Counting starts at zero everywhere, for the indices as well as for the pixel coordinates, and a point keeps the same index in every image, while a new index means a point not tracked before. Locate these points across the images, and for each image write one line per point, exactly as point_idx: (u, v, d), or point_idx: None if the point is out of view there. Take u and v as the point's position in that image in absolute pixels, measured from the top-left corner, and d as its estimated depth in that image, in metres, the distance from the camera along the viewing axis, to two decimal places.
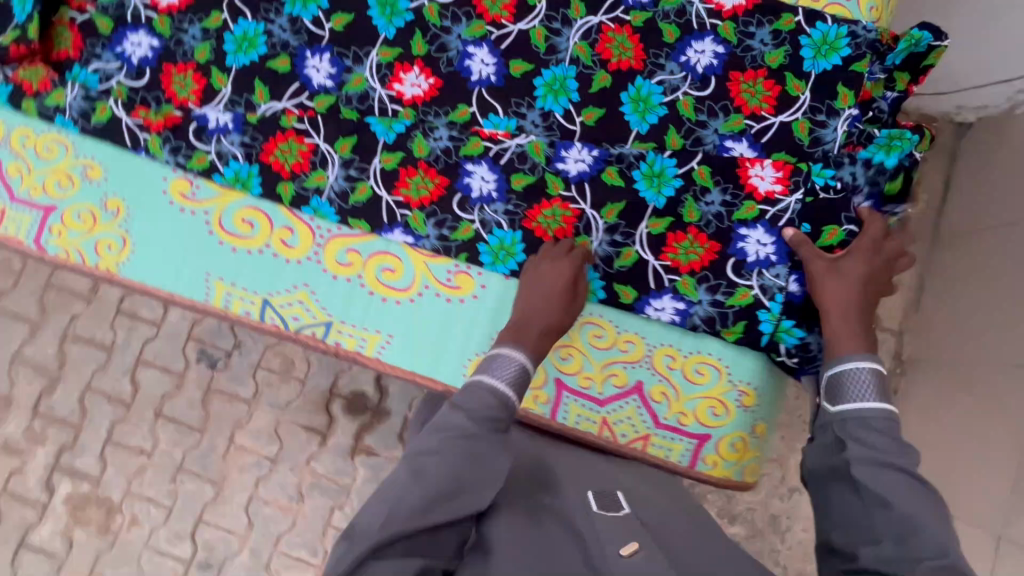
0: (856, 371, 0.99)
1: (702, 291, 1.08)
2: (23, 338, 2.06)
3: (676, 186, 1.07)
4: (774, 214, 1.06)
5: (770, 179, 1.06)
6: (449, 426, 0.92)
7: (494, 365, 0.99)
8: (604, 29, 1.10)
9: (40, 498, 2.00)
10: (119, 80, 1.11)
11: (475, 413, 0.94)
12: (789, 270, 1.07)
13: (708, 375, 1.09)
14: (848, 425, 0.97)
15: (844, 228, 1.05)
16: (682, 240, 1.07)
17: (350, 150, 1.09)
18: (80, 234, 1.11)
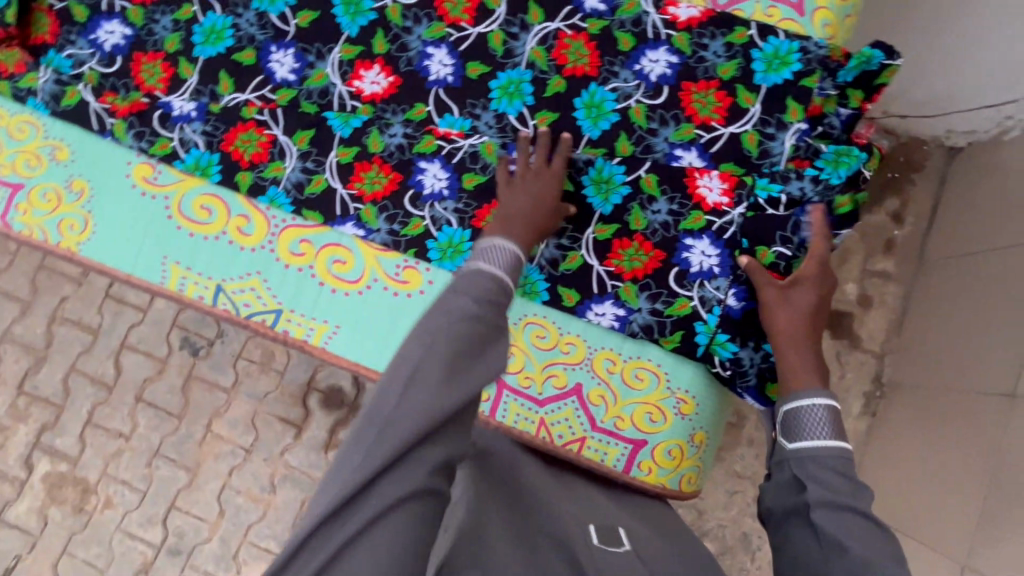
0: (812, 408, 0.97)
1: (642, 299, 1.12)
2: (14, 317, 2.10)
3: (623, 194, 1.11)
4: (719, 226, 1.09)
5: (717, 191, 1.09)
6: (454, 309, 0.83)
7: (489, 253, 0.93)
8: (561, 35, 1.12)
9: (19, 475, 2.03)
10: (91, 66, 1.17)
11: (478, 295, 0.86)
12: (730, 283, 1.09)
13: (647, 381, 1.12)
14: (807, 465, 0.95)
15: (776, 249, 1.07)
16: (627, 246, 1.11)
17: (307, 142, 1.14)
18: (44, 213, 1.15)
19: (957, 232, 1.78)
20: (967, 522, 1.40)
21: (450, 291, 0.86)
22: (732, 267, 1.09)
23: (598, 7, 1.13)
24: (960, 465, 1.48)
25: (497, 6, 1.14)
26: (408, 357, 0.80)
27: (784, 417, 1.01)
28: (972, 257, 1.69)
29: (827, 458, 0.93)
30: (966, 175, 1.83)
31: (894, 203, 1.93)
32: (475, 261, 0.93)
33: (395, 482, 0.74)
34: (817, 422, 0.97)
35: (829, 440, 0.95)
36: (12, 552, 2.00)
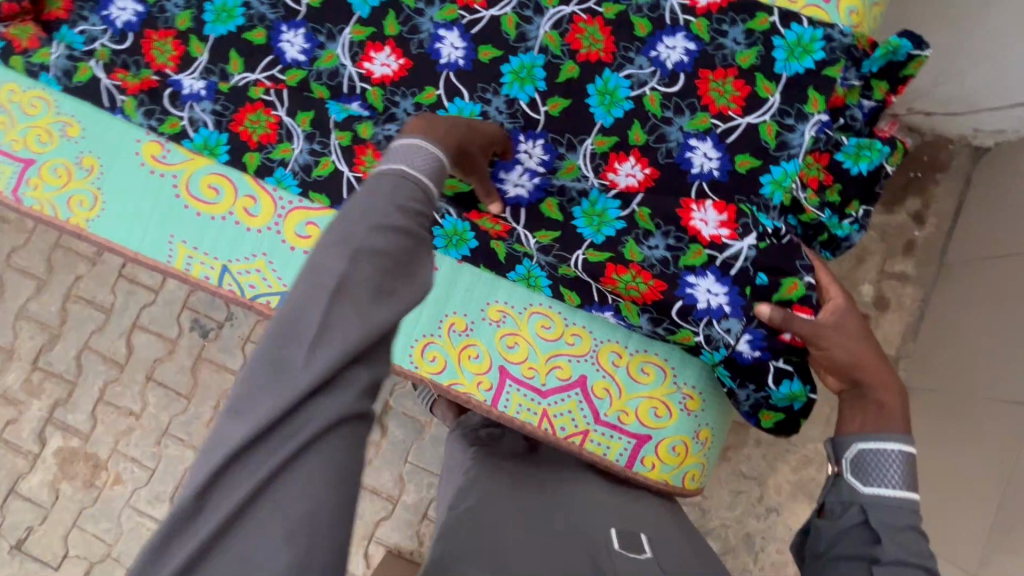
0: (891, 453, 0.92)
1: (643, 318, 1.08)
2: (30, 294, 2.14)
3: (618, 229, 1.06)
4: (723, 261, 1.02)
5: (713, 224, 1.04)
6: (376, 213, 0.72)
7: (411, 156, 0.79)
8: (576, 19, 1.10)
9: (32, 449, 2.07)
10: (103, 43, 1.17)
11: (394, 197, 0.74)
12: (743, 327, 1.01)
13: (653, 375, 1.11)
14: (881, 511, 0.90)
15: (804, 279, 1.00)
16: (623, 273, 1.05)
17: (309, 124, 1.12)
18: (54, 188, 1.15)
19: (981, 235, 1.73)
20: (980, 531, 1.36)
21: (367, 192, 0.73)
22: (745, 308, 1.01)
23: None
24: (976, 473, 1.44)
25: None
26: (328, 266, 0.68)
27: (861, 457, 0.94)
28: (995, 260, 1.64)
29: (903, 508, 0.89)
30: (991, 176, 1.77)
31: (915, 203, 1.87)
32: (392, 162, 0.79)
33: (324, 408, 0.64)
34: (893, 467, 0.92)
35: (903, 492, 0.91)
36: (24, 523, 2.04)
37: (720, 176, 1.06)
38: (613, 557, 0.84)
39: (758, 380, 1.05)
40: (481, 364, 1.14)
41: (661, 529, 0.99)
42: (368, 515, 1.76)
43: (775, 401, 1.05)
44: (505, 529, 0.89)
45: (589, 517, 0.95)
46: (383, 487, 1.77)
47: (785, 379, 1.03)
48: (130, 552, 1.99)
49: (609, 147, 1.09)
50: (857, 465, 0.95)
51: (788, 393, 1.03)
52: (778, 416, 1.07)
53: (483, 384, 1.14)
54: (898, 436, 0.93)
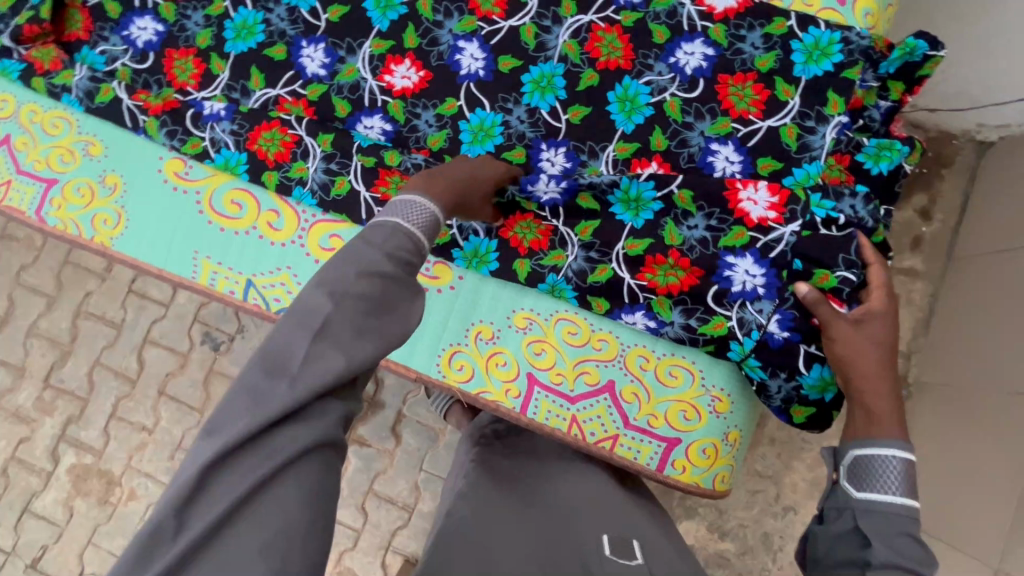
0: (889, 460, 0.90)
1: (676, 312, 1.09)
2: (40, 312, 2.14)
3: (654, 211, 1.09)
4: (764, 243, 1.05)
5: (763, 205, 1.05)
6: (366, 264, 0.77)
7: (409, 210, 0.86)
8: (594, 28, 1.11)
9: (45, 466, 2.07)
10: (124, 62, 1.18)
11: (390, 249, 0.80)
12: (775, 308, 1.05)
13: (681, 378, 1.11)
14: (873, 518, 0.88)
15: (839, 272, 1.01)
16: (662, 262, 1.08)
17: (331, 145, 1.12)
18: (78, 208, 1.15)
19: (990, 229, 1.73)
20: (1001, 525, 1.36)
21: (362, 242, 0.79)
22: (780, 291, 1.05)
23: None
24: (996, 468, 1.44)
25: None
26: (316, 308, 0.72)
27: (860, 463, 0.93)
28: (1005, 253, 1.64)
29: (900, 517, 0.87)
30: (998, 170, 1.78)
31: (922, 199, 1.89)
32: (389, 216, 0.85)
33: (297, 435, 0.68)
34: (892, 474, 0.90)
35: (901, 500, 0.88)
36: (39, 542, 2.03)
37: (742, 178, 1.07)
38: (602, 562, 0.85)
39: (789, 368, 1.05)
40: (509, 371, 1.15)
41: (657, 534, 1.00)
42: (384, 525, 1.75)
43: (806, 391, 1.05)
44: (495, 537, 0.91)
45: (582, 524, 0.95)
46: (399, 496, 1.76)
47: (816, 364, 1.03)
48: None
49: (630, 153, 1.10)
50: (854, 471, 0.93)
51: (819, 379, 1.03)
52: (810, 410, 1.07)
53: (512, 391, 1.14)
54: (895, 443, 0.92)
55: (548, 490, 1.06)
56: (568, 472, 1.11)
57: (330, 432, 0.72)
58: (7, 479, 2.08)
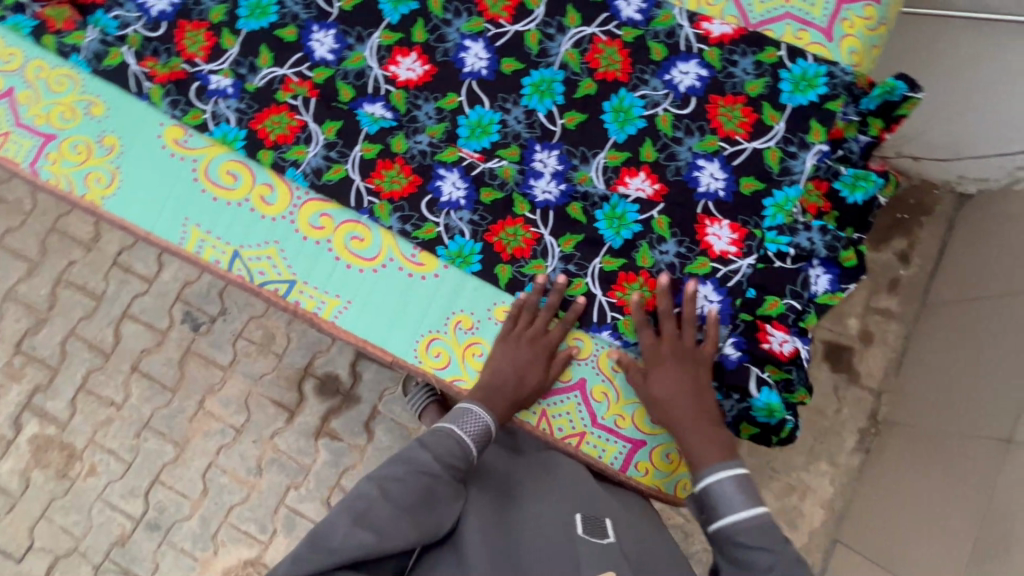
0: (723, 483, 0.99)
1: (642, 334, 1.10)
2: (20, 276, 2.12)
3: (634, 231, 1.11)
4: (724, 273, 1.08)
5: (725, 240, 1.09)
6: (415, 463, 0.99)
7: (462, 419, 1.05)
8: (596, 39, 1.15)
9: (6, 434, 2.03)
10: (135, 29, 1.19)
11: (440, 455, 1.02)
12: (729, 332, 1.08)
13: None
14: (735, 548, 0.95)
15: (785, 301, 1.07)
16: (633, 281, 1.10)
17: (335, 133, 1.15)
18: (73, 164, 1.15)
19: (964, 277, 1.79)
20: (953, 565, 1.38)
21: (418, 443, 1.03)
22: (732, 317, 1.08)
23: (634, 16, 1.15)
24: (952, 505, 1.47)
25: (536, 7, 1.17)
26: (361, 496, 0.94)
27: (703, 496, 1.00)
28: (976, 301, 1.70)
29: (747, 533, 0.94)
30: (975, 220, 1.86)
31: (901, 243, 1.95)
32: (448, 419, 1.06)
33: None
34: (727, 496, 0.98)
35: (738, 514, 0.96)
36: None
37: (724, 197, 1.10)
38: (577, 548, 0.96)
39: (741, 390, 1.06)
40: None
41: (624, 512, 1.08)
42: None
43: (755, 413, 1.06)
44: (466, 523, 1.00)
45: (554, 505, 1.05)
46: None
47: (765, 387, 1.04)
48: (98, 547, 1.94)
49: (621, 161, 1.12)
50: (703, 506, 1.01)
51: (767, 405, 1.04)
52: (755, 430, 1.08)
53: None
54: (724, 465, 1.00)
55: (507, 469, 1.14)
56: (533, 464, 1.15)
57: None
58: None
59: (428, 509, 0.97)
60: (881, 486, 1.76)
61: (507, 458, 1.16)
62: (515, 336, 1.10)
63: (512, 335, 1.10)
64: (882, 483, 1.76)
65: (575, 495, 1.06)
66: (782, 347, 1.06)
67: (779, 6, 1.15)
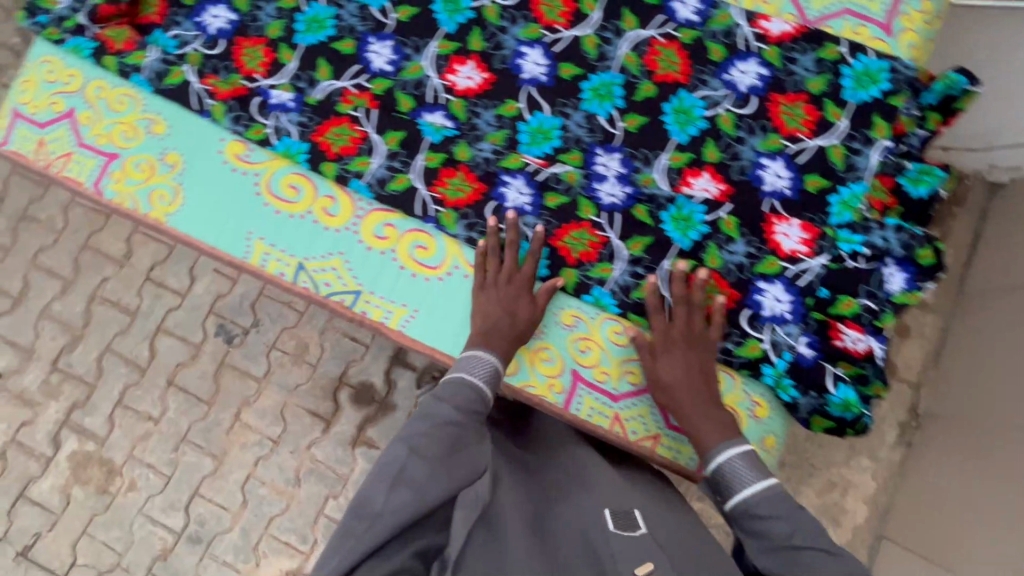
0: (733, 460, 1.02)
1: (712, 335, 1.10)
2: (55, 294, 2.14)
3: (702, 232, 1.11)
4: (794, 272, 1.08)
5: (795, 238, 1.09)
6: (437, 416, 1.03)
7: (471, 364, 1.06)
8: (654, 42, 1.15)
9: (46, 452, 2.04)
10: (195, 48, 1.20)
11: (459, 404, 1.04)
12: (802, 331, 1.07)
13: (723, 383, 1.11)
14: (754, 521, 0.98)
15: (861, 301, 1.06)
16: (702, 283, 1.11)
17: (397, 143, 1.16)
18: (137, 182, 1.16)
19: (1002, 267, 1.78)
20: None
21: (435, 397, 1.05)
22: (804, 315, 1.08)
23: (691, 17, 1.15)
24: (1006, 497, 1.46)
25: (592, 12, 1.17)
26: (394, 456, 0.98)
27: (710, 476, 1.05)
28: (1019, 291, 1.69)
29: (768, 505, 0.98)
30: (1010, 210, 1.85)
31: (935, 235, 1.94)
32: (458, 368, 1.07)
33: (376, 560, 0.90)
34: (742, 473, 1.01)
35: (756, 488, 1.00)
36: (32, 529, 1.99)
37: (791, 195, 1.10)
38: (609, 542, 0.99)
39: (818, 386, 1.07)
40: (554, 367, 1.13)
41: (652, 506, 1.13)
42: None
43: (830, 407, 1.07)
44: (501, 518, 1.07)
45: (586, 502, 1.09)
46: None
47: (842, 384, 1.05)
48: (140, 562, 1.95)
49: (684, 162, 1.12)
50: (714, 486, 1.05)
51: (845, 400, 1.05)
52: (829, 424, 1.08)
53: (556, 387, 1.13)
54: (729, 442, 1.03)
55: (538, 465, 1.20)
56: (565, 458, 1.21)
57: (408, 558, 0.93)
58: (6, 462, 2.05)
59: (457, 457, 1.01)
60: (923, 480, 1.74)
61: (544, 461, 1.21)
62: (493, 282, 1.11)
63: (488, 282, 1.11)
64: (924, 478, 1.74)
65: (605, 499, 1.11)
66: (856, 346, 1.06)
67: (836, 2, 1.14)
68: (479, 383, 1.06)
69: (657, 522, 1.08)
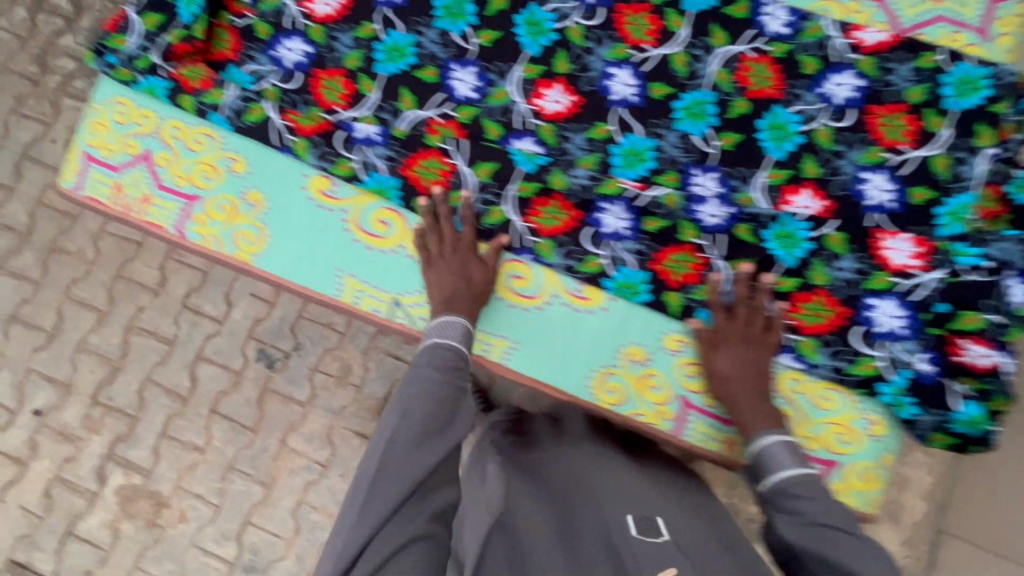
0: (773, 444, 1.01)
1: (824, 354, 1.09)
2: (91, 327, 2.10)
3: (807, 249, 1.09)
4: (906, 287, 1.07)
5: (906, 253, 1.07)
6: (417, 379, 1.03)
7: (443, 329, 1.08)
8: (745, 57, 1.13)
9: (91, 487, 2.01)
10: (271, 82, 1.18)
11: (440, 365, 1.05)
12: (920, 347, 1.06)
13: (836, 402, 1.09)
14: (787, 499, 0.96)
15: (985, 316, 1.05)
16: (809, 301, 1.09)
17: (487, 174, 1.14)
18: (220, 224, 1.15)
19: None
20: None
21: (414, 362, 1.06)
22: (920, 330, 1.06)
23: (780, 30, 1.14)
24: None
25: (679, 29, 1.15)
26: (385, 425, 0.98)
27: (749, 462, 1.04)
28: None
29: (802, 486, 0.96)
30: None
31: None
32: (431, 334, 1.09)
33: (390, 533, 0.89)
34: (781, 456, 1.00)
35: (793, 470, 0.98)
36: (83, 566, 1.97)
37: (897, 208, 1.08)
38: (630, 545, 0.97)
39: (941, 403, 1.05)
40: (661, 395, 1.12)
41: (674, 503, 1.11)
42: None
43: (954, 424, 1.05)
44: (521, 518, 1.04)
45: (606, 503, 1.07)
46: None
47: (968, 400, 1.04)
48: None
49: (784, 179, 1.10)
50: (751, 472, 1.04)
51: (971, 417, 1.04)
52: (950, 440, 1.07)
53: (665, 414, 1.12)
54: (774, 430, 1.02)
55: (556, 466, 1.18)
56: (576, 452, 1.20)
57: (427, 529, 0.91)
58: (52, 499, 2.02)
59: (442, 425, 0.99)
60: (978, 477, 1.72)
61: (557, 456, 1.19)
62: (439, 254, 1.12)
63: (434, 255, 1.12)
64: (979, 473, 1.72)
65: (628, 496, 1.08)
66: (980, 360, 1.04)
67: (929, 10, 1.13)
68: (452, 344, 1.07)
69: (678, 520, 1.05)
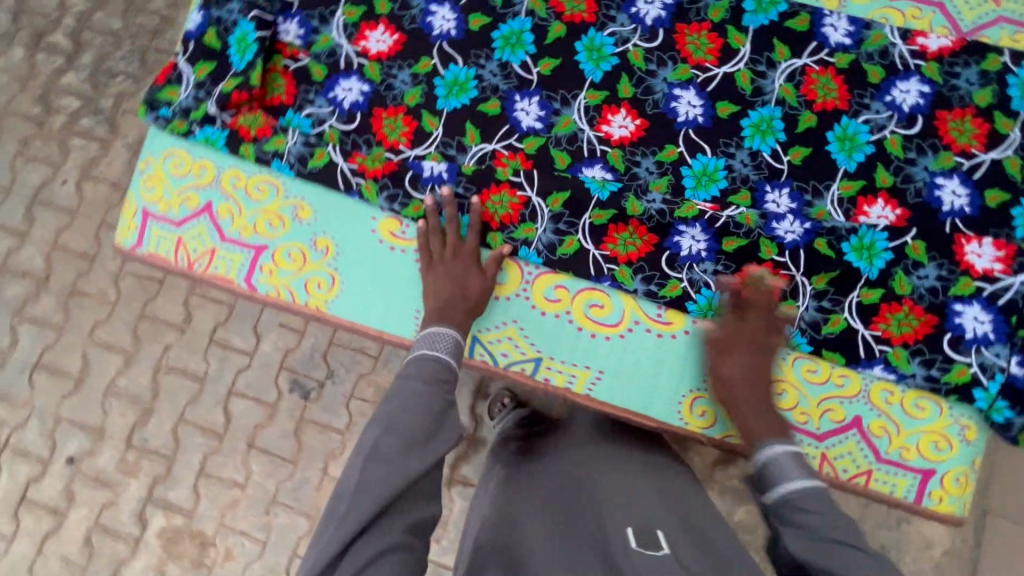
0: (781, 453, 1.02)
1: (915, 364, 1.16)
2: (118, 369, 2.05)
3: (886, 259, 1.17)
4: (992, 292, 1.15)
5: (987, 257, 1.15)
6: (406, 389, 1.02)
7: (433, 340, 1.10)
8: (809, 70, 1.23)
9: (132, 532, 1.96)
10: (331, 124, 1.29)
11: (428, 376, 1.05)
12: (1010, 351, 1.13)
13: (929, 411, 1.16)
14: (793, 511, 0.95)
15: None
16: (897, 311, 1.16)
17: (561, 205, 1.23)
18: (290, 272, 1.26)
19: None
20: None
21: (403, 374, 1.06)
22: (1008, 334, 1.14)
23: (843, 41, 1.23)
24: None
25: (742, 46, 1.24)
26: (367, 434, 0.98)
27: (756, 473, 1.05)
28: None
29: (806, 497, 0.95)
30: None
31: None
32: (420, 345, 1.11)
33: (366, 545, 0.89)
34: (786, 467, 1.01)
35: (800, 480, 0.98)
36: None
37: (971, 211, 1.17)
38: (630, 556, 0.92)
39: None
40: None
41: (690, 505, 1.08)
42: None
43: None
44: (522, 530, 1.04)
45: (614, 513, 1.03)
46: None
47: None
48: None
49: (856, 190, 1.19)
50: (757, 484, 1.04)
51: None
52: None
53: None
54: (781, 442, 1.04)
55: (569, 469, 1.16)
56: (591, 456, 1.18)
57: (402, 538, 0.92)
58: (91, 548, 1.96)
59: (433, 439, 0.98)
60: None
61: (569, 461, 1.18)
62: (438, 259, 1.20)
63: (433, 259, 1.20)
64: None
65: (632, 502, 1.06)
66: None
67: (990, 10, 1.23)
68: (442, 356, 1.09)
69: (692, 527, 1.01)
